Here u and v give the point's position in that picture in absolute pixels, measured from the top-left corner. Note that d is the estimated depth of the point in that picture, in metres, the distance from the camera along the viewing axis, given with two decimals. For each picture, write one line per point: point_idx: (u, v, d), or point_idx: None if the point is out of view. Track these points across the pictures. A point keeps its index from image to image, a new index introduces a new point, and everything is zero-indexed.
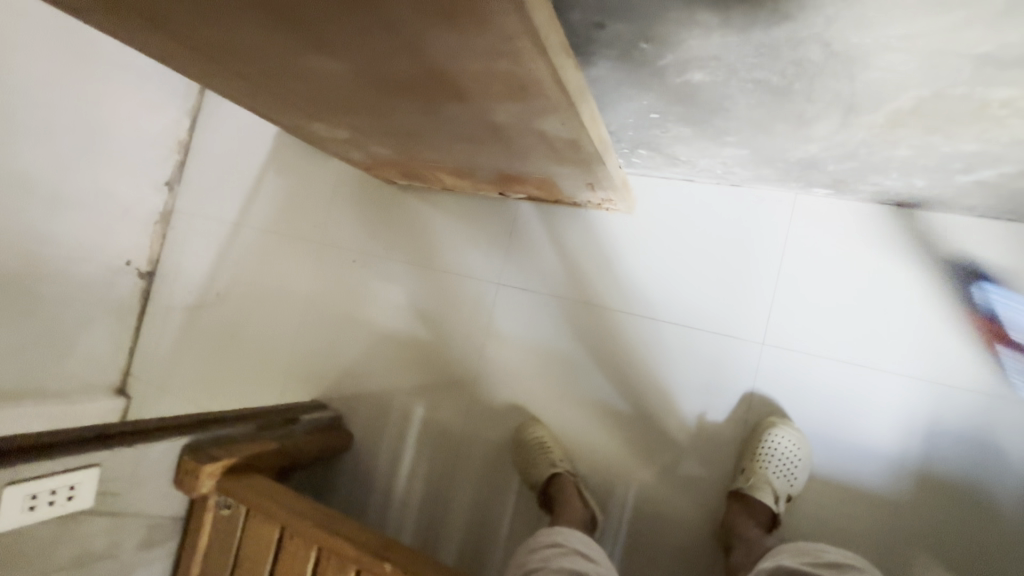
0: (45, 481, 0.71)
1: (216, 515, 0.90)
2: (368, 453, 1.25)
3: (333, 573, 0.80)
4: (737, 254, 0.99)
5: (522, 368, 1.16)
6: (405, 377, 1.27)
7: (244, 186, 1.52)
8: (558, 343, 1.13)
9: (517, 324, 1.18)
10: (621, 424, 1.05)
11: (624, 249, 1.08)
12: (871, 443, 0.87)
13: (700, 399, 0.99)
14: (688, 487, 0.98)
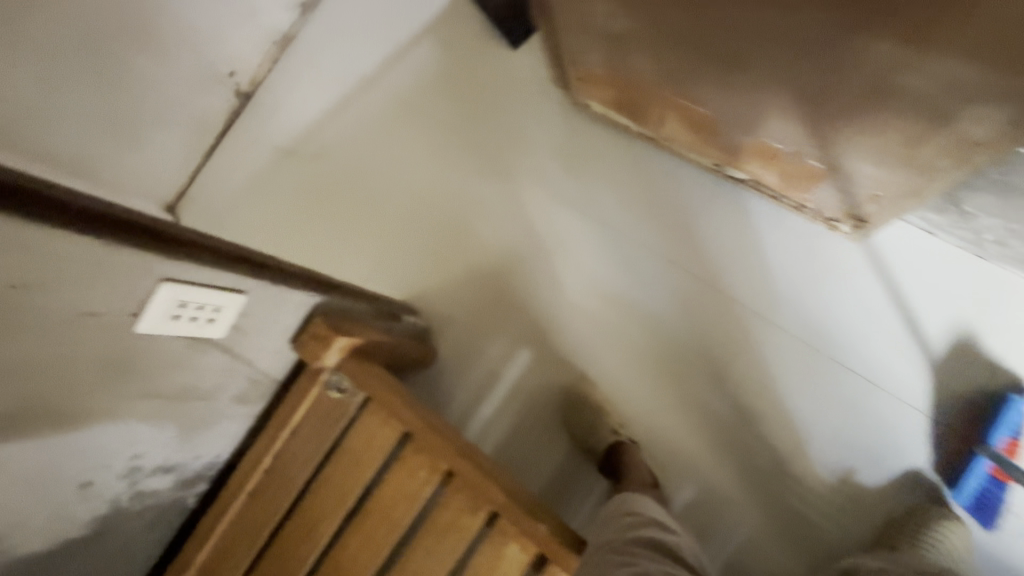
0: (200, 292, 0.56)
1: (321, 394, 0.76)
2: (448, 380, 1.12)
3: (459, 509, 0.70)
4: (954, 331, 0.93)
5: (658, 357, 1.04)
6: (515, 316, 1.12)
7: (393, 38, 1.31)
8: (709, 344, 1.02)
9: (668, 308, 1.05)
10: (751, 450, 1.00)
11: (842, 287, 0.97)
12: (1020, 564, 0.89)
13: (856, 457, 0.96)
14: (804, 536, 0.97)
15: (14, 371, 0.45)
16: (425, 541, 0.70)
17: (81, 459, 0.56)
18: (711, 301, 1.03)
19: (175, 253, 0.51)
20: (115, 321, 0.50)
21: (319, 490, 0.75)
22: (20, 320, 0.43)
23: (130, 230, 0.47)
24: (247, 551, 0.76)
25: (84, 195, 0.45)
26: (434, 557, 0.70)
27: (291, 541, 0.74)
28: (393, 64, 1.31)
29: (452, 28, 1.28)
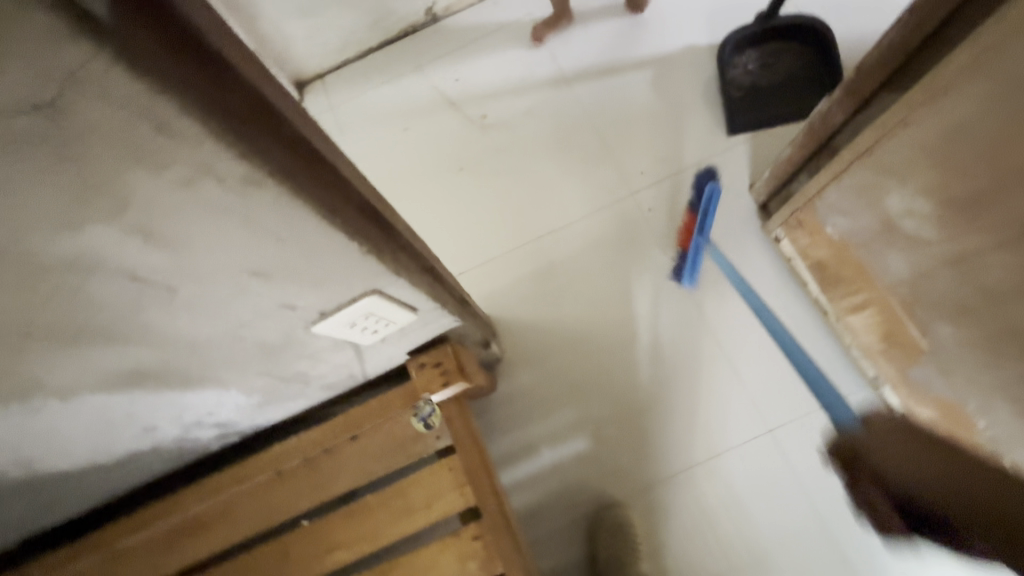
0: (388, 307, 0.46)
1: (402, 417, 0.67)
2: (492, 422, 1.04)
3: None
4: None
5: (714, 524, 0.94)
6: (590, 398, 1.02)
7: (613, 50, 1.18)
8: (771, 540, 0.92)
9: (748, 480, 0.95)
10: None
11: None
12: None
13: None
14: None
15: (183, 338, 0.35)
16: None
17: (167, 408, 0.47)
18: (794, 498, 0.93)
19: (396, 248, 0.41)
20: (302, 315, 0.40)
21: (351, 511, 0.66)
22: (230, 301, 0.33)
23: (382, 242, 0.37)
24: (243, 536, 0.66)
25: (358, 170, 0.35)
26: None
27: (294, 554, 0.65)
28: (601, 74, 1.17)
29: (679, 72, 1.15)
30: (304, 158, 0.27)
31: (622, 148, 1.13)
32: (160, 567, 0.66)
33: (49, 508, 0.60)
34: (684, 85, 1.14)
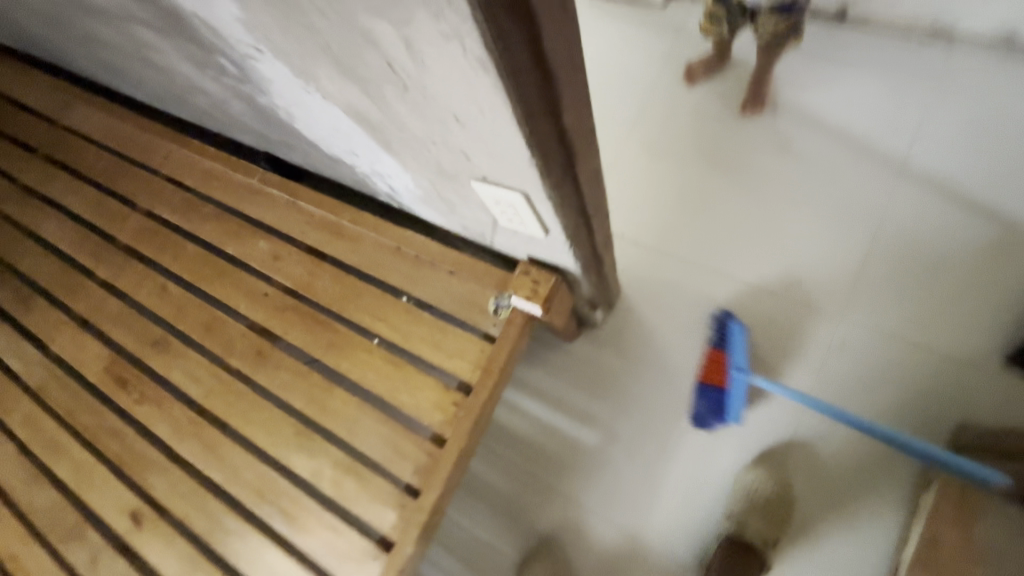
0: (526, 213, 0.54)
1: (486, 289, 0.79)
2: (539, 356, 1.09)
3: (415, 455, 0.75)
4: None
5: None
6: (621, 417, 1.02)
7: (959, 175, 1.00)
8: None
9: None
10: None
11: None
12: None
13: None
14: None
15: (390, 114, 0.46)
16: (378, 432, 0.77)
17: (359, 147, 0.61)
18: None
19: (560, 171, 0.48)
20: (465, 164, 0.49)
21: (410, 312, 0.81)
22: (430, 116, 0.42)
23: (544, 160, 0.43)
24: (350, 261, 0.87)
25: (574, 102, 0.41)
26: (364, 443, 0.77)
27: (363, 300, 0.84)
28: (925, 194, 1.00)
29: (1002, 260, 0.94)
30: (537, 63, 0.35)
31: (872, 272, 0.98)
32: (302, 233, 0.90)
33: (285, 143, 0.85)
34: (994, 275, 0.94)
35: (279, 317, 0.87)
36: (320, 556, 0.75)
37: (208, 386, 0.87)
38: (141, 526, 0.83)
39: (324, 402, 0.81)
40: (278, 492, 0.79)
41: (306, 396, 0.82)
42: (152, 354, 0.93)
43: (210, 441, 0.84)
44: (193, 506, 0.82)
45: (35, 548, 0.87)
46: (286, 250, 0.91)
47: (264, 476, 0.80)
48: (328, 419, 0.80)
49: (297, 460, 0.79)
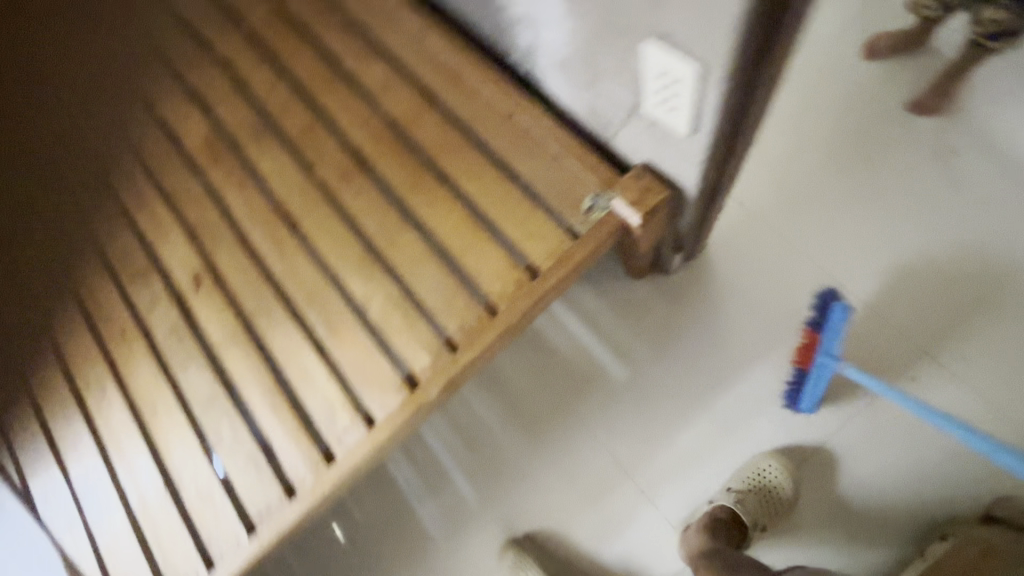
0: (691, 80, 0.51)
1: (589, 183, 0.76)
2: (598, 280, 1.07)
3: (464, 314, 0.76)
4: None
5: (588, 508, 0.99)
6: (660, 368, 1.00)
7: None
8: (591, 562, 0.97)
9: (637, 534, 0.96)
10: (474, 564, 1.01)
11: None
12: None
13: None
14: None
15: None
16: (438, 284, 0.78)
17: None
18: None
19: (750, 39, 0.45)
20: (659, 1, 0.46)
21: (502, 180, 0.79)
22: None
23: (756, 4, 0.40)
24: (460, 111, 0.84)
25: None
26: (420, 287, 0.79)
27: (459, 154, 0.82)
28: None
29: None
30: None
31: (979, 320, 0.91)
32: (423, 69, 0.88)
33: None
34: None
35: (375, 143, 0.86)
36: (350, 370, 0.79)
37: (290, 186, 0.89)
38: (199, 288, 0.89)
39: (394, 238, 0.82)
40: (327, 302, 0.82)
41: (378, 226, 0.83)
42: (247, 139, 0.95)
43: (279, 237, 0.87)
44: (248, 287, 0.86)
45: (105, 275, 0.95)
46: (400, 79, 0.88)
47: (319, 285, 0.83)
48: (393, 255, 0.81)
49: (353, 280, 0.82)
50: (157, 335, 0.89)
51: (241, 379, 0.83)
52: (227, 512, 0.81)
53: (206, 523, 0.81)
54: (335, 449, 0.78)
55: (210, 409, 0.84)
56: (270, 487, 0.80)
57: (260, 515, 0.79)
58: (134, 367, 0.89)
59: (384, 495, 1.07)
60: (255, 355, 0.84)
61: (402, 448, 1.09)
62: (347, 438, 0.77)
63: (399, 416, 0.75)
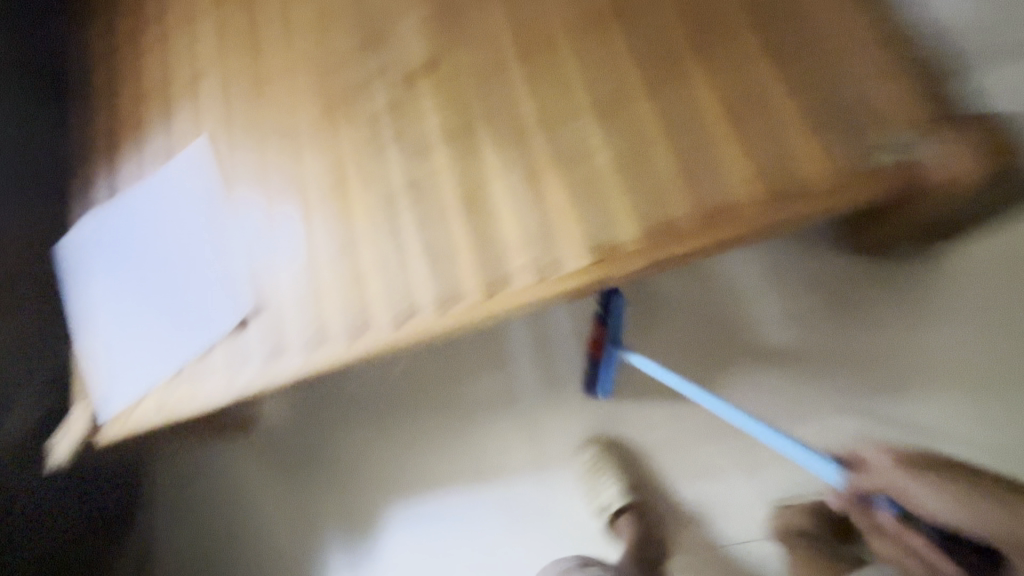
0: None
1: (892, 119, 0.69)
2: (798, 240, 1.00)
3: (691, 204, 0.71)
4: None
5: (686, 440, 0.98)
6: (821, 349, 0.97)
7: None
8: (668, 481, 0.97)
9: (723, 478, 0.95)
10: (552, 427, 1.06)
11: None
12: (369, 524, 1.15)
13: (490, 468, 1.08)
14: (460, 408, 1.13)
15: None
16: (679, 162, 0.73)
17: None
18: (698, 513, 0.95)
19: None
20: None
21: (790, 87, 0.72)
22: None
23: None
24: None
25: None
26: (655, 159, 0.74)
27: (748, 41, 0.75)
28: None
29: None
30: None
31: None
32: None
33: None
34: None
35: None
36: (552, 213, 0.77)
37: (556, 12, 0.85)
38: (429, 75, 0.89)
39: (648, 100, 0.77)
40: (550, 139, 0.81)
41: (637, 79, 0.78)
42: None
43: (527, 55, 0.84)
44: (481, 96, 0.86)
45: (340, 30, 0.98)
46: None
47: (553, 118, 0.81)
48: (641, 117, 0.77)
49: (589, 127, 0.79)
50: (381, 111, 0.93)
51: (444, 180, 0.85)
52: (383, 291, 0.84)
53: (363, 293, 0.85)
54: (509, 278, 0.77)
55: (404, 195, 0.87)
56: (432, 276, 0.82)
57: (416, 306, 0.81)
58: (349, 132, 0.94)
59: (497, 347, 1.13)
60: (465, 163, 0.84)
61: (527, 321, 1.12)
62: (524, 275, 0.76)
63: (584, 271, 0.73)
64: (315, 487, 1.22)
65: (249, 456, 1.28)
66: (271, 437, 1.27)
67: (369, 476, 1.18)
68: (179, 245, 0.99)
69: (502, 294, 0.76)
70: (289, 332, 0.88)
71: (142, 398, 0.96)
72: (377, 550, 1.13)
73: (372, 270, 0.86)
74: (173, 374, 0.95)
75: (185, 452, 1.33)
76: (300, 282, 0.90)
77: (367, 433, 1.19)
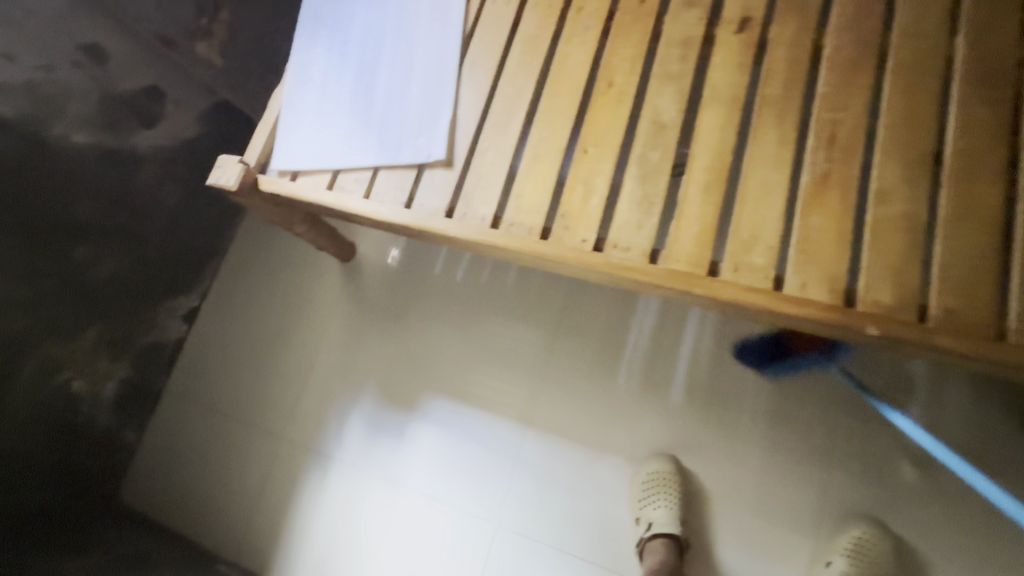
0: None
1: None
2: (982, 397, 0.90)
3: (974, 303, 0.62)
4: (490, 552, 1.01)
5: (755, 506, 0.92)
6: (947, 511, 0.86)
7: None
8: (715, 532, 0.92)
9: (775, 559, 0.89)
10: (632, 418, 1.01)
11: (578, 561, 0.97)
12: (407, 383, 1.15)
13: (552, 410, 1.06)
14: (554, 344, 1.09)
15: None
16: (979, 258, 0.63)
17: None
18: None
19: None
20: None
21: None
22: None
23: None
24: None
25: None
26: (952, 236, 0.64)
27: None
28: None
29: None
30: None
31: None
32: None
33: None
34: None
35: None
36: (808, 231, 0.69)
37: (917, 41, 0.74)
38: (741, 30, 0.80)
39: (975, 175, 0.66)
40: (843, 154, 0.71)
41: (980, 149, 0.67)
42: None
43: (857, 67, 0.74)
44: (784, 78, 0.76)
45: None
46: None
47: (854, 141, 0.71)
48: (957, 185, 0.66)
49: (889, 170, 0.69)
50: (667, 33, 0.83)
51: (701, 137, 0.76)
52: (585, 206, 0.78)
53: (564, 198, 0.79)
54: (725, 268, 0.70)
55: (651, 126, 0.79)
56: (645, 217, 0.75)
57: (611, 242, 0.75)
58: (626, 36, 0.85)
59: (619, 317, 1.07)
60: (732, 133, 0.76)
61: (659, 310, 1.06)
62: (746, 274, 0.69)
63: (813, 304, 0.66)
64: (374, 339, 1.20)
65: (330, 277, 1.27)
66: (359, 275, 1.25)
67: (429, 358, 1.15)
68: (392, 57, 0.93)
69: (719, 278, 0.70)
70: (469, 196, 0.83)
71: (288, 178, 0.92)
72: (402, 426, 1.12)
73: (581, 183, 0.79)
74: (329, 173, 0.90)
75: (275, 242, 1.34)
76: (503, 155, 0.83)
77: (450, 312, 1.17)
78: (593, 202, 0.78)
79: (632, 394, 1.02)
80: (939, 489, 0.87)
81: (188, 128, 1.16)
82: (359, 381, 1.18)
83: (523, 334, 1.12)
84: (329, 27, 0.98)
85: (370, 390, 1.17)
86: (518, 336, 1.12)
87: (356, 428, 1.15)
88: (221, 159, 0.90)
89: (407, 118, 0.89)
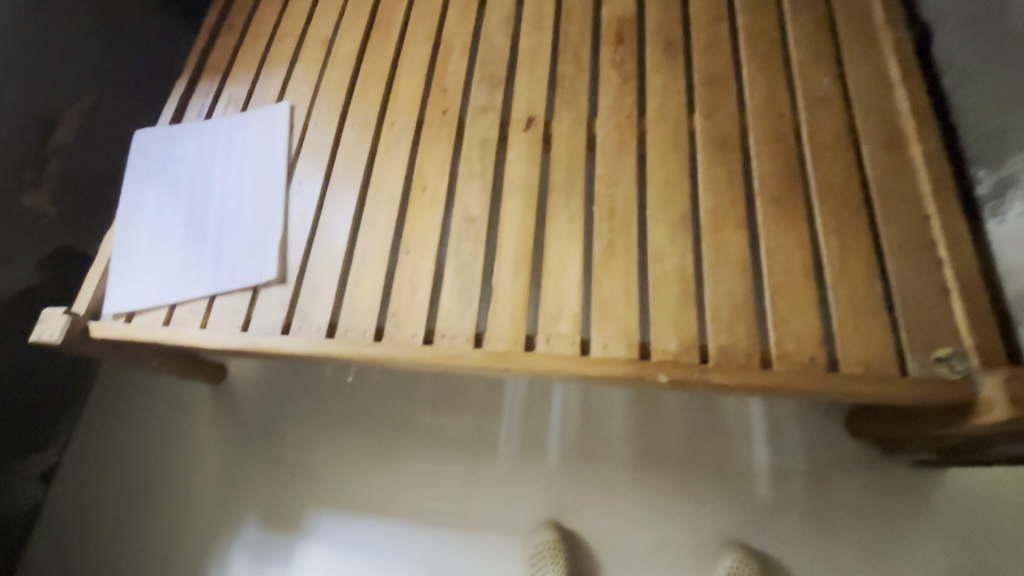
0: None
1: (960, 332, 0.67)
2: (811, 408, 0.99)
3: (739, 338, 0.71)
4: None
5: (640, 557, 0.95)
6: (802, 524, 0.93)
7: None
8: None
9: None
10: (516, 492, 1.03)
11: None
12: (290, 504, 1.10)
13: (438, 502, 1.05)
14: (432, 433, 1.10)
15: None
16: (737, 297, 0.73)
17: None
18: None
19: None
20: None
21: (859, 262, 0.72)
22: None
23: None
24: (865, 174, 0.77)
25: None
26: (714, 281, 0.74)
27: (837, 210, 0.76)
28: None
29: None
30: None
31: None
32: (863, 115, 0.82)
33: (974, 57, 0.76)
34: None
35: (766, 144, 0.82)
36: (602, 295, 0.77)
37: (665, 121, 0.87)
38: (527, 128, 0.92)
39: (724, 227, 0.78)
40: (623, 223, 0.81)
41: (725, 205, 0.79)
42: (654, 53, 0.93)
43: (623, 149, 0.87)
44: (567, 165, 0.87)
45: (462, 54, 1.01)
46: (833, 105, 0.83)
47: (629, 210, 0.82)
48: (712, 238, 0.77)
49: (659, 232, 0.79)
50: (468, 138, 0.93)
51: (506, 225, 0.85)
52: (411, 302, 0.83)
53: (393, 298, 0.84)
54: (539, 341, 0.76)
55: (462, 221, 0.87)
56: (465, 305, 0.81)
57: (438, 333, 0.80)
58: (433, 144, 0.94)
59: (490, 394, 1.10)
60: (531, 218, 0.85)
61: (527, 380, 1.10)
62: (557, 343, 0.75)
63: (614, 362, 0.72)
64: (252, 463, 1.15)
65: (203, 407, 1.22)
66: (232, 398, 1.21)
67: (310, 473, 1.11)
68: (220, 188, 0.97)
69: (534, 351, 0.75)
70: (303, 310, 0.85)
71: (122, 319, 0.90)
72: (288, 552, 1.06)
73: (406, 282, 0.84)
74: (165, 308, 0.90)
75: (140, 379, 1.28)
76: (332, 266, 0.88)
77: (327, 421, 1.15)
78: (418, 298, 0.83)
79: (512, 469, 1.04)
80: (792, 504, 0.94)
81: (25, 281, 1.12)
82: (239, 513, 1.11)
83: (402, 428, 1.11)
84: (158, 168, 1.01)
85: (252, 520, 1.10)
86: (397, 432, 1.11)
87: (240, 565, 1.07)
88: (43, 314, 0.89)
89: (238, 244, 0.92)
